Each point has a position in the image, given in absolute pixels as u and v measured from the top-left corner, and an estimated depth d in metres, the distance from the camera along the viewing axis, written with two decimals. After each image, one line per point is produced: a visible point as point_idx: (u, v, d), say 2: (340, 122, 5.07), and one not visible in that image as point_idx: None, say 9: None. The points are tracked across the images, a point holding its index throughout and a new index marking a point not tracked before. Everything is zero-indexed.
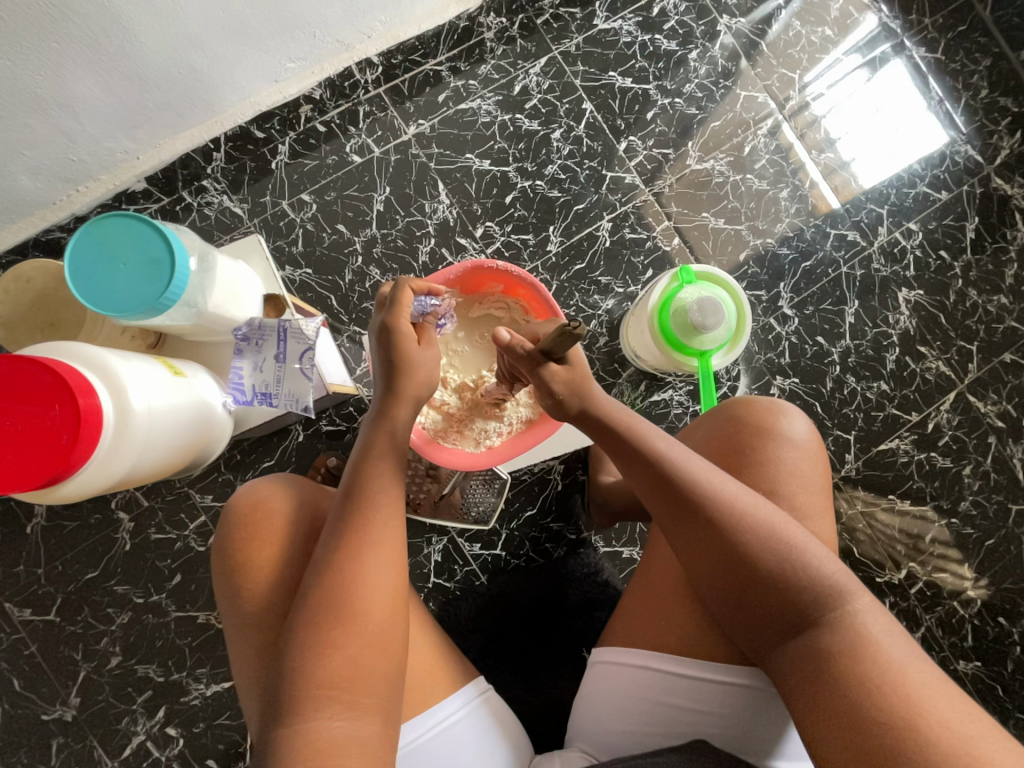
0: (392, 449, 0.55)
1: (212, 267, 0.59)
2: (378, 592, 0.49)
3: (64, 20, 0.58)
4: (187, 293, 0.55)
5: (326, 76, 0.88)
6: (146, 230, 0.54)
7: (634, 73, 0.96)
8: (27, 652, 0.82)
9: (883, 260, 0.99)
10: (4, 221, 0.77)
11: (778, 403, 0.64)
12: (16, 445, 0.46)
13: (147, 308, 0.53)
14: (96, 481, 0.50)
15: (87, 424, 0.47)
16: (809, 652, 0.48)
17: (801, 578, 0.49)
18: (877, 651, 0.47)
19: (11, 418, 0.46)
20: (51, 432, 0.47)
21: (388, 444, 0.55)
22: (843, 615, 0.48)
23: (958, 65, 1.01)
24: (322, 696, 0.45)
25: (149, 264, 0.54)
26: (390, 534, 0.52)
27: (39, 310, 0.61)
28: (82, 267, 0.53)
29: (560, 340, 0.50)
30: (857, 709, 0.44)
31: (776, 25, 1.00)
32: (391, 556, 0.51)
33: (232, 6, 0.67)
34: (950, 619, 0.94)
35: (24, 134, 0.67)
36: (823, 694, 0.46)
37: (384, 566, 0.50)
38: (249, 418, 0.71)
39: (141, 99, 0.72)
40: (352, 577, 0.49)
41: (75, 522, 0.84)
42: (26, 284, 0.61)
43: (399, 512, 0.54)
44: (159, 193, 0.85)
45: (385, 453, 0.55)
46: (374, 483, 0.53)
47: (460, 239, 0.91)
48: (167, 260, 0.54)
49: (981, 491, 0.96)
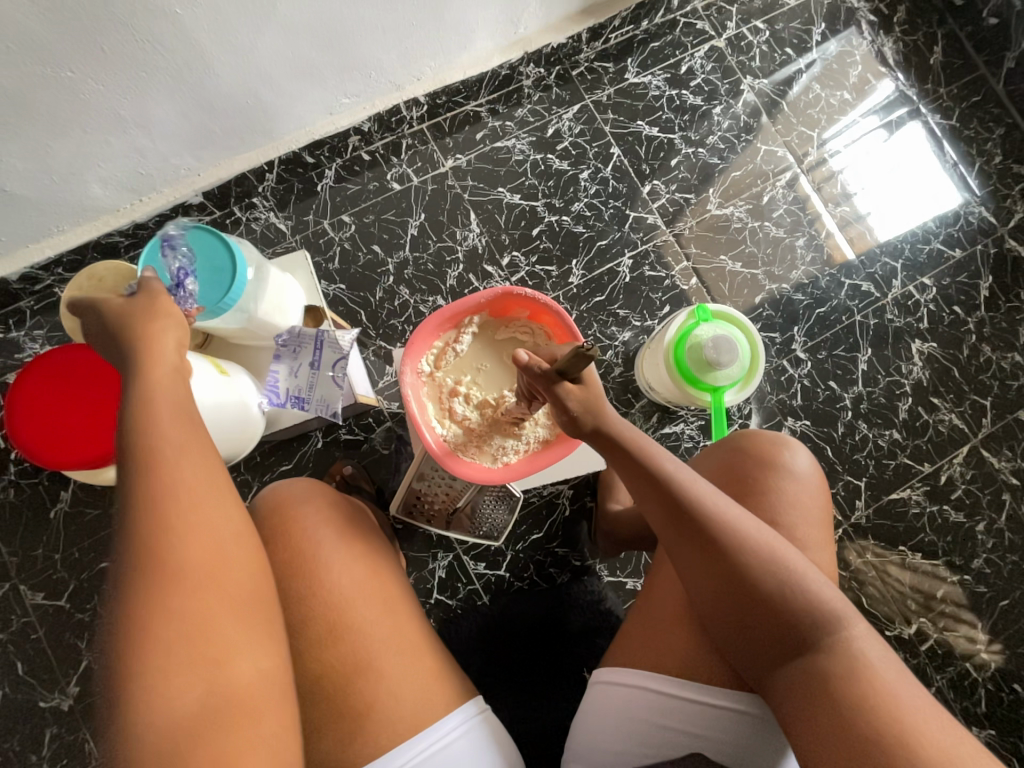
0: (188, 456, 0.45)
1: (265, 278, 0.64)
2: (186, 634, 0.41)
3: (159, 57, 0.66)
4: (242, 299, 0.61)
5: (376, 112, 0.94)
6: (212, 241, 0.59)
7: (661, 123, 1.03)
8: (33, 637, 0.83)
9: (896, 312, 1.01)
10: (71, 224, 0.84)
11: (785, 438, 0.66)
12: (84, 430, 0.54)
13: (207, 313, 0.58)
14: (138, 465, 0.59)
15: None
16: (806, 673, 0.49)
17: (799, 598, 0.50)
18: (873, 675, 0.47)
19: (83, 407, 0.55)
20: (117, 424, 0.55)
21: (186, 451, 0.45)
22: (840, 639, 0.49)
23: (972, 132, 1.05)
24: (150, 708, 0.39)
25: (212, 272, 0.59)
26: (199, 560, 0.42)
27: None
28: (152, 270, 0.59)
29: (571, 362, 0.52)
30: (855, 729, 0.45)
31: (796, 87, 1.06)
32: (199, 585, 0.42)
33: (302, 50, 0.75)
34: (962, 681, 0.91)
35: (103, 148, 0.74)
36: (821, 714, 0.47)
37: (187, 601, 0.41)
38: (280, 419, 0.76)
39: (210, 123, 0.79)
40: (147, 627, 0.40)
41: (96, 510, 0.86)
42: (99, 282, 0.65)
43: (208, 529, 0.44)
44: (213, 207, 0.91)
45: (183, 463, 0.44)
46: (169, 505, 0.43)
47: (487, 266, 0.96)
48: (229, 270, 0.59)
49: (995, 549, 0.95)
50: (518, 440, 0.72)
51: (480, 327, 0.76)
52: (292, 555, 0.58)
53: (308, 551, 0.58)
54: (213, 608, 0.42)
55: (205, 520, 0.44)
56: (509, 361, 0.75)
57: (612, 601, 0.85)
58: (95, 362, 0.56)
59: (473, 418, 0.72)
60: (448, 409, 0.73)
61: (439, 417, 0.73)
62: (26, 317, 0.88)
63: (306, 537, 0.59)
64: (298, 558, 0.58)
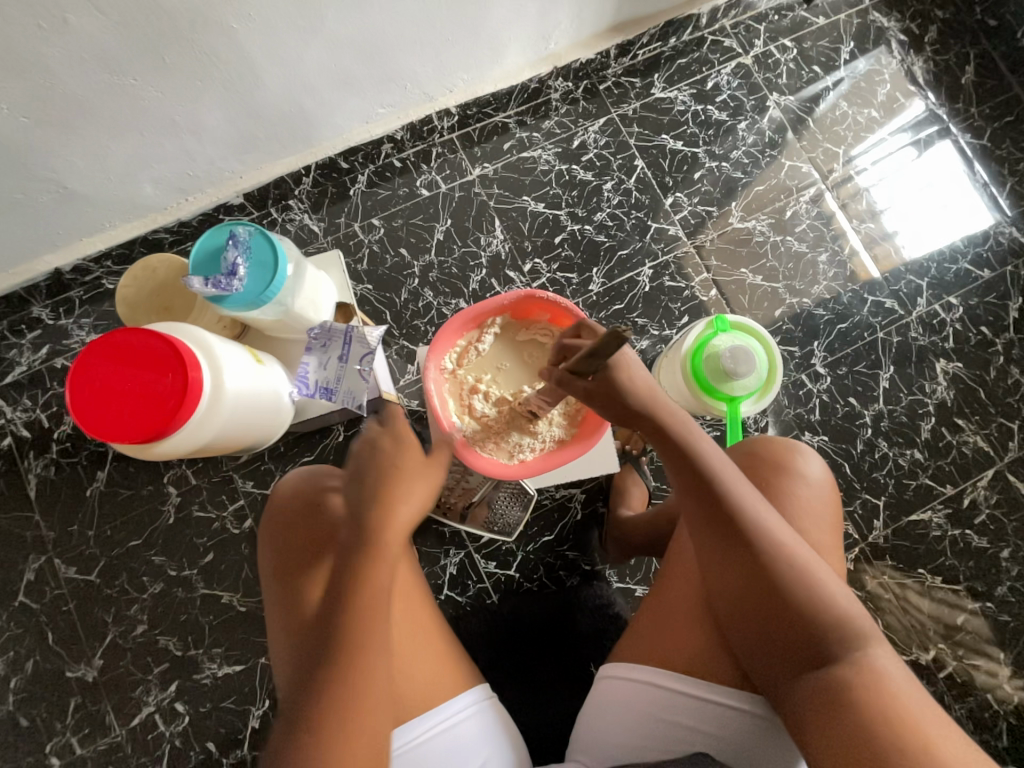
0: (373, 589, 0.53)
1: (303, 274, 0.68)
2: (347, 750, 0.49)
3: (215, 70, 0.71)
4: (281, 293, 0.64)
5: (409, 121, 0.98)
6: (258, 238, 0.63)
7: (685, 137, 1.04)
8: (65, 609, 0.88)
9: (920, 330, 1.00)
10: (123, 220, 0.89)
11: (797, 443, 0.66)
12: (133, 405, 0.54)
13: (250, 303, 0.61)
14: (186, 443, 0.57)
15: (191, 395, 0.55)
16: (824, 681, 0.49)
17: (813, 600, 0.50)
18: (884, 682, 0.48)
19: (130, 382, 0.54)
20: (143, 416, 0.53)
21: (372, 587, 0.53)
22: (852, 645, 0.49)
23: (1004, 152, 1.04)
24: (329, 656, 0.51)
25: (255, 266, 0.63)
26: (365, 686, 0.51)
27: (159, 294, 0.69)
28: (205, 263, 0.63)
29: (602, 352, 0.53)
30: (867, 733, 0.45)
31: (823, 104, 1.07)
32: (361, 705, 0.50)
33: (343, 63, 0.79)
34: (982, 713, 0.88)
35: (156, 150, 0.79)
36: (835, 718, 0.47)
37: (350, 719, 0.49)
38: (308, 410, 0.80)
39: (254, 129, 0.84)
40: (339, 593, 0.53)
41: (128, 490, 0.91)
42: (153, 273, 0.70)
43: (377, 660, 0.52)
44: (252, 208, 0.96)
45: (367, 598, 0.53)
46: (351, 625, 0.52)
47: (509, 271, 0.99)
48: (272, 266, 0.63)
49: (1020, 578, 0.92)
50: (533, 438, 0.74)
51: (502, 328, 0.78)
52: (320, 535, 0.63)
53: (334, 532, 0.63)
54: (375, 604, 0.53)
55: (375, 654, 0.52)
56: (529, 361, 0.77)
57: (620, 606, 0.85)
58: (142, 339, 0.55)
59: (492, 415, 0.74)
60: (467, 405, 0.75)
61: (459, 413, 0.75)
62: (76, 306, 0.94)
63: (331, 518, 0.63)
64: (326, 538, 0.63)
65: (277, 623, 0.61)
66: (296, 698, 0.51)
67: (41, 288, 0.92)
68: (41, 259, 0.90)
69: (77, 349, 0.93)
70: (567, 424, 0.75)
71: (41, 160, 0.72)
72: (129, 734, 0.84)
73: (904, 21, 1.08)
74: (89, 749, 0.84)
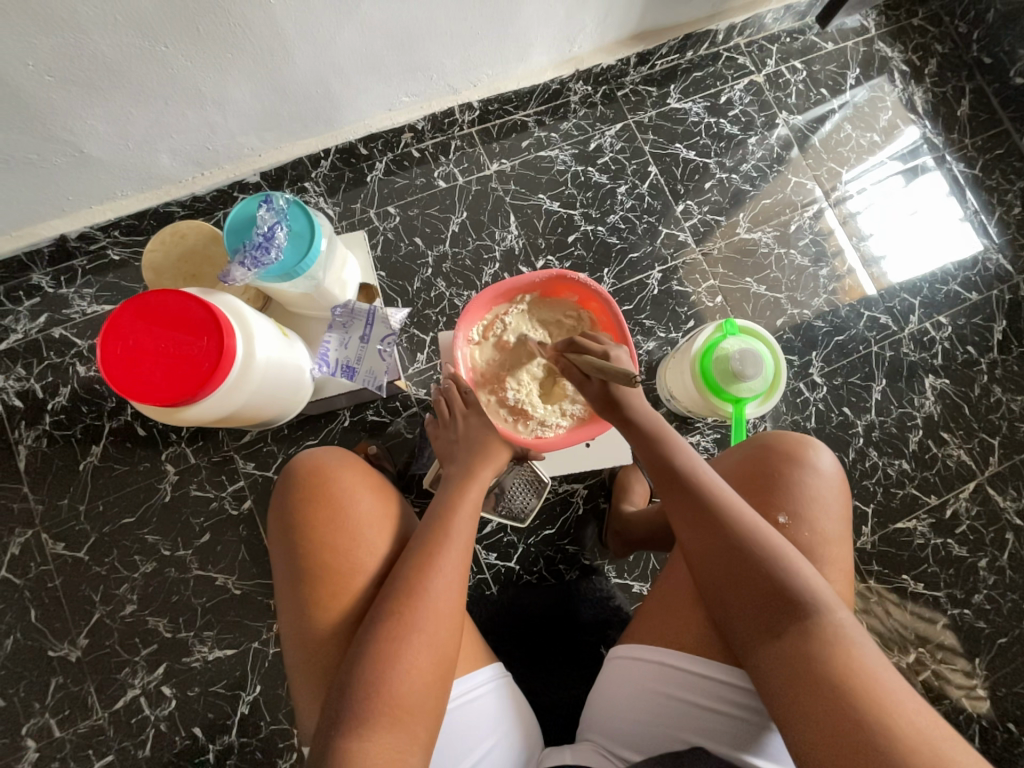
0: (451, 548, 0.58)
1: (332, 253, 0.73)
2: (425, 693, 0.52)
3: (249, 44, 0.71)
4: (313, 268, 0.68)
5: (431, 112, 0.99)
6: (297, 211, 0.67)
7: (697, 148, 1.07)
8: (50, 585, 0.85)
9: (912, 346, 1.04)
10: (135, 190, 0.88)
11: (807, 437, 0.70)
12: (171, 365, 0.57)
13: (285, 274, 0.65)
14: (218, 407, 0.60)
15: (229, 358, 0.58)
16: (789, 652, 0.51)
17: (785, 573, 0.54)
18: (852, 650, 0.50)
19: (169, 343, 0.57)
20: (178, 378, 0.56)
21: (450, 543, 0.58)
22: (830, 621, 0.52)
23: (993, 183, 1.10)
24: (377, 635, 0.52)
25: (291, 235, 0.67)
26: (443, 634, 0.54)
27: (186, 262, 0.73)
28: (240, 225, 0.66)
29: (612, 378, 0.58)
30: (829, 698, 0.48)
31: (827, 125, 1.11)
32: (438, 653, 0.53)
33: (374, 49, 0.80)
34: (957, 716, 0.91)
35: (179, 121, 0.78)
36: (797, 672, 0.50)
37: (428, 663, 0.52)
38: (326, 387, 0.82)
39: (279, 109, 0.84)
40: (402, 569, 0.56)
41: (124, 466, 0.88)
42: (181, 239, 0.74)
43: (452, 610, 0.55)
44: (267, 187, 0.95)
45: (443, 554, 0.57)
46: (426, 585, 0.55)
47: (522, 267, 1.00)
48: (308, 241, 0.67)
49: (996, 587, 0.96)
50: (560, 416, 0.75)
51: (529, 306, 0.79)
52: (333, 517, 0.61)
53: (347, 513, 0.61)
54: (422, 587, 0.55)
55: (439, 631, 0.54)
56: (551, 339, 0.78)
57: (620, 600, 0.86)
58: (180, 303, 0.58)
59: (527, 399, 0.75)
60: (501, 386, 0.76)
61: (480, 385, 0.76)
62: (77, 275, 0.92)
63: (346, 501, 0.62)
64: (339, 519, 0.61)
65: (290, 607, 0.59)
66: (367, 650, 0.52)
67: (43, 254, 0.90)
68: (45, 224, 0.87)
69: (78, 319, 0.91)
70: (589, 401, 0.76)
71: (61, 122, 0.71)
72: (111, 717, 0.82)
73: (906, 52, 1.13)
74: (68, 731, 0.81)
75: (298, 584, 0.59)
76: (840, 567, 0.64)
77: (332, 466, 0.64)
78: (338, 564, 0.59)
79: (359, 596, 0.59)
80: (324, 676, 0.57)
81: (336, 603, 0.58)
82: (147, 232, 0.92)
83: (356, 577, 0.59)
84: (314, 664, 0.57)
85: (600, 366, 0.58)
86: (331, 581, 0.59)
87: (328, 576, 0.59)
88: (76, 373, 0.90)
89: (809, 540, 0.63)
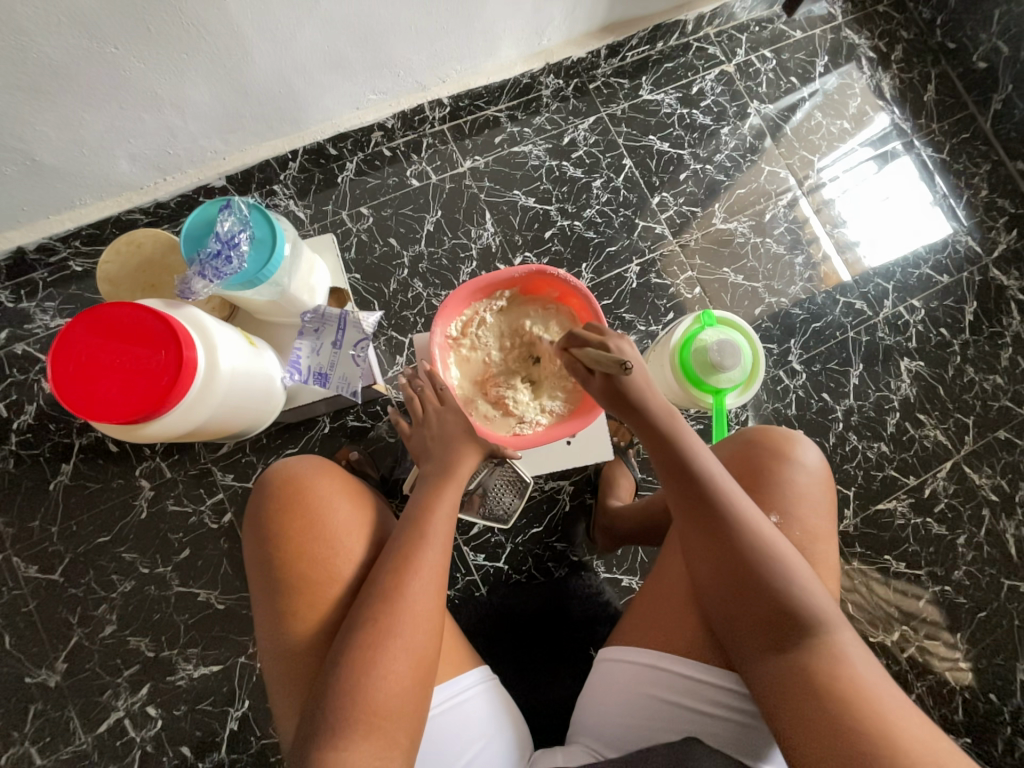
0: (427, 549, 0.57)
1: (296, 258, 0.71)
2: (403, 698, 0.51)
3: (202, 43, 0.68)
4: (277, 274, 0.67)
5: (401, 109, 0.97)
6: (259, 217, 0.65)
7: (671, 139, 1.07)
8: (24, 610, 0.82)
9: (887, 330, 1.06)
10: (94, 198, 0.85)
11: (795, 433, 0.71)
12: (127, 380, 0.55)
13: (247, 281, 0.64)
14: (180, 421, 0.59)
15: (189, 370, 0.56)
16: (790, 669, 0.52)
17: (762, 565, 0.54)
18: (845, 661, 0.52)
19: (125, 357, 0.55)
20: (136, 392, 0.54)
21: (426, 544, 0.57)
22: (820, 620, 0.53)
23: (960, 166, 1.12)
24: (354, 642, 0.51)
25: (254, 242, 0.65)
26: (421, 636, 0.53)
27: (143, 271, 0.71)
28: (197, 232, 0.64)
29: (608, 368, 0.57)
30: (822, 706, 0.49)
31: (799, 113, 1.12)
32: (415, 657, 0.52)
33: (336, 46, 0.77)
34: (941, 689, 0.94)
35: (136, 125, 0.75)
36: (790, 679, 0.51)
37: (405, 668, 0.51)
38: (299, 395, 0.81)
39: (241, 110, 0.82)
40: (379, 573, 0.55)
41: (97, 483, 0.86)
42: (136, 248, 0.71)
43: (429, 611, 0.55)
44: (234, 191, 0.93)
45: (419, 555, 0.56)
46: (404, 589, 0.54)
47: (500, 264, 0.99)
48: (271, 247, 0.65)
49: (974, 562, 0.99)
50: (539, 412, 0.74)
51: (509, 304, 0.78)
52: (310, 525, 0.60)
53: (326, 519, 0.60)
54: (399, 592, 0.54)
55: (418, 635, 0.53)
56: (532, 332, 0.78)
57: (609, 595, 0.87)
58: (135, 315, 0.56)
59: (510, 395, 0.74)
60: (488, 378, 0.75)
61: (460, 381, 0.76)
62: (39, 289, 0.89)
63: (323, 507, 0.61)
64: (316, 526, 0.60)
65: (266, 618, 0.58)
66: (343, 657, 0.51)
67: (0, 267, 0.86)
68: (2, 236, 0.84)
69: (40, 335, 0.88)
70: (568, 398, 0.75)
71: (7, 129, 0.67)
72: (96, 741, 0.80)
73: (873, 39, 1.14)
74: (50, 759, 0.79)
75: (274, 594, 0.58)
76: (826, 562, 0.64)
77: (309, 472, 0.63)
78: (316, 573, 0.58)
79: (337, 605, 0.58)
80: (302, 686, 0.56)
81: (314, 612, 0.57)
82: (110, 242, 0.89)
83: (334, 585, 0.58)
84: (292, 675, 0.56)
85: (596, 356, 0.57)
86: (308, 590, 0.58)
87: (305, 586, 0.58)
88: (41, 390, 0.87)
89: (796, 537, 0.64)
